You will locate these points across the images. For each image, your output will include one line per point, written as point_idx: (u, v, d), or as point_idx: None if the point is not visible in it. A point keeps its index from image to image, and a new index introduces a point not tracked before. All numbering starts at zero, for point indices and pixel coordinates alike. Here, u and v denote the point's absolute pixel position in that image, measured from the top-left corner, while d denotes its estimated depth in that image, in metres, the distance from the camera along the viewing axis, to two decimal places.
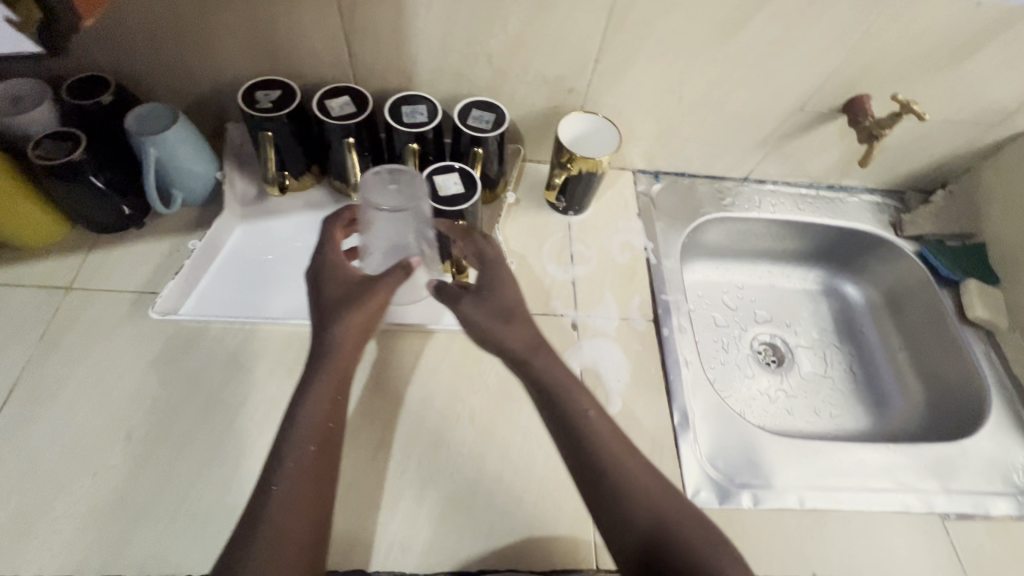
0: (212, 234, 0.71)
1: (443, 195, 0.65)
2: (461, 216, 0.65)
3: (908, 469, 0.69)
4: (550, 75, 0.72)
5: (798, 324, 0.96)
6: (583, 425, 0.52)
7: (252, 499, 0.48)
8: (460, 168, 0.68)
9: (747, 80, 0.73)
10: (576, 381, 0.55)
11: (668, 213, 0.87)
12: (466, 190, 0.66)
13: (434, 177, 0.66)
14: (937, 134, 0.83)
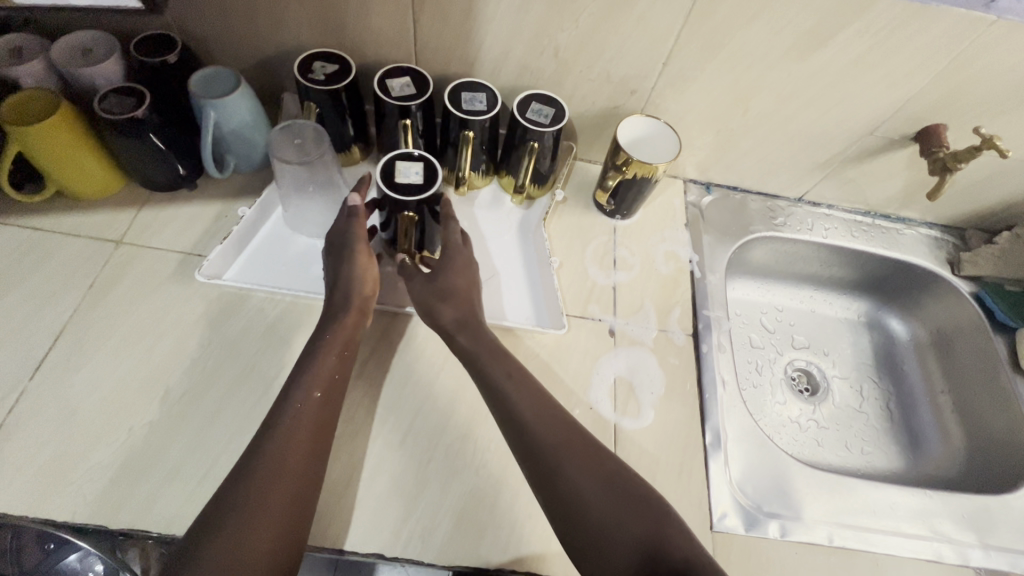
0: (261, 206, 0.71)
1: (395, 183, 0.61)
2: (405, 207, 0.61)
3: (946, 519, 0.66)
4: (615, 73, 0.71)
5: (836, 354, 0.93)
6: (502, 395, 0.57)
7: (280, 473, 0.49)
8: (424, 157, 0.64)
9: (819, 98, 0.71)
10: (503, 352, 0.61)
11: (717, 227, 0.85)
12: (421, 181, 0.61)
13: (395, 163, 0.63)
14: (1012, 173, 0.79)
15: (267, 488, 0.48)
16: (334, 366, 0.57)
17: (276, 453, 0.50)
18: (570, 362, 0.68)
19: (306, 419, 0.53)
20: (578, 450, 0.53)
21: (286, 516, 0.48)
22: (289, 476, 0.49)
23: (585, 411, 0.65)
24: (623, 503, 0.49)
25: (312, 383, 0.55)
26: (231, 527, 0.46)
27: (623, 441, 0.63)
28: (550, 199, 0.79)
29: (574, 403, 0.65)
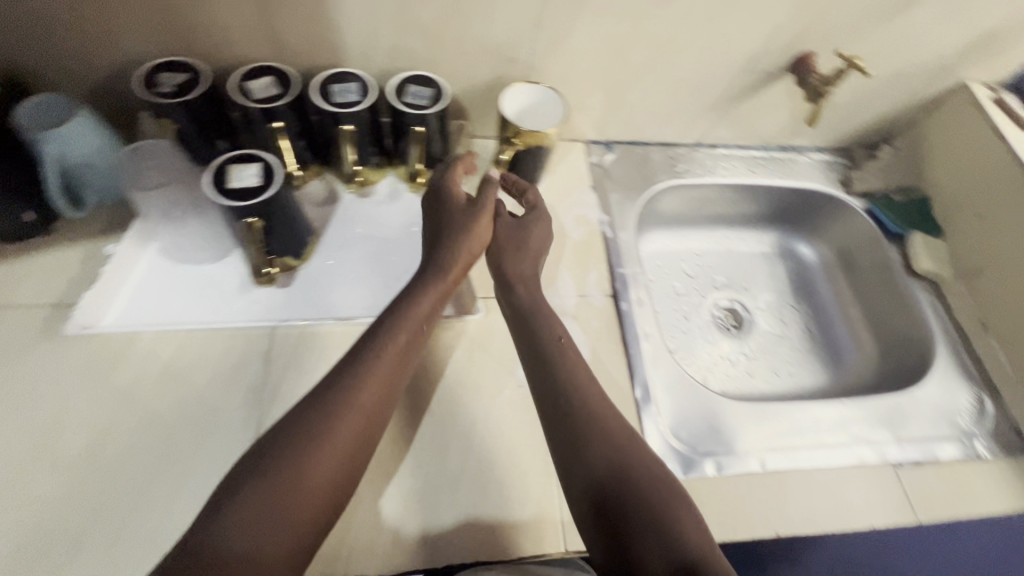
0: (126, 250, 0.64)
1: (229, 191, 0.55)
2: (247, 216, 0.56)
3: (863, 422, 0.70)
4: (489, 43, 0.68)
5: (755, 287, 0.97)
6: (554, 349, 0.59)
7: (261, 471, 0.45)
8: (265, 157, 0.58)
9: (693, 40, 0.71)
10: (551, 313, 0.63)
11: (622, 183, 0.85)
12: (256, 187, 0.56)
13: (230, 166, 0.57)
14: (882, 88, 0.83)
15: (325, 463, 0.46)
16: (402, 342, 0.54)
17: (341, 417, 0.48)
18: (494, 344, 0.67)
19: (371, 393, 0.50)
20: (637, 461, 0.51)
21: (326, 493, 0.46)
22: (345, 449, 0.48)
23: (514, 390, 0.64)
24: (676, 528, 0.47)
25: (380, 354, 0.52)
26: (280, 488, 0.44)
27: None
28: None
29: (502, 385, 0.64)
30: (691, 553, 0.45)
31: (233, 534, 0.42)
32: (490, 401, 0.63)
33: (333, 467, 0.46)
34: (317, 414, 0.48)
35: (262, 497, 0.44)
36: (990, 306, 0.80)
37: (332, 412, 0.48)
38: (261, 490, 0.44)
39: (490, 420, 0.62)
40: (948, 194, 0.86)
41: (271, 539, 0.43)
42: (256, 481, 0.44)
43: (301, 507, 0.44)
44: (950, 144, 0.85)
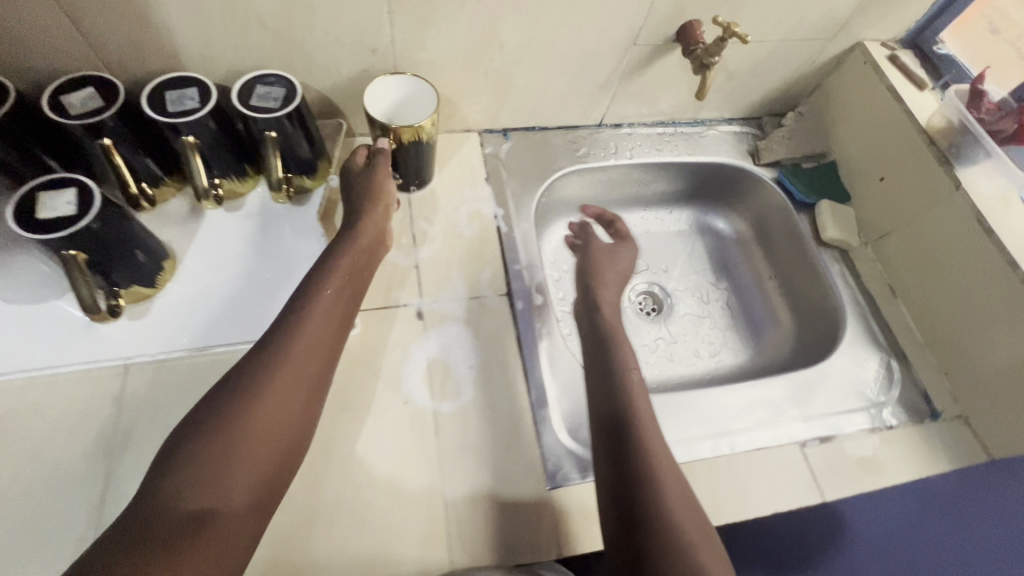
0: None
1: (38, 223, 0.50)
2: (66, 248, 0.51)
3: (771, 401, 0.69)
4: (343, 34, 0.62)
5: (674, 268, 0.94)
6: (626, 375, 0.59)
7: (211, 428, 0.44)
8: (81, 180, 0.52)
9: (567, 17, 0.66)
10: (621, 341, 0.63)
11: (520, 172, 0.80)
12: (70, 216, 0.50)
13: (38, 194, 0.51)
14: (779, 54, 0.80)
15: (267, 417, 0.46)
16: (332, 304, 0.54)
17: (284, 371, 0.48)
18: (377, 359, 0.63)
19: (311, 354, 0.50)
20: (674, 475, 0.50)
21: (271, 455, 0.45)
22: (288, 406, 0.47)
23: (399, 408, 0.60)
24: (670, 495, 0.49)
25: (313, 313, 0.52)
26: (226, 440, 0.43)
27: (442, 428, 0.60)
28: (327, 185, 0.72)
29: (385, 404, 0.60)
30: (677, 521, 0.47)
31: (176, 498, 0.40)
32: (372, 422, 0.59)
33: (276, 421, 0.46)
34: (254, 369, 0.48)
35: (220, 444, 0.43)
36: (900, 272, 0.78)
37: (274, 369, 0.48)
38: (210, 445, 0.43)
39: (370, 442, 0.58)
40: (855, 158, 0.83)
41: (220, 499, 0.42)
42: (213, 433, 0.44)
43: (244, 467, 0.43)
44: (852, 106, 0.83)
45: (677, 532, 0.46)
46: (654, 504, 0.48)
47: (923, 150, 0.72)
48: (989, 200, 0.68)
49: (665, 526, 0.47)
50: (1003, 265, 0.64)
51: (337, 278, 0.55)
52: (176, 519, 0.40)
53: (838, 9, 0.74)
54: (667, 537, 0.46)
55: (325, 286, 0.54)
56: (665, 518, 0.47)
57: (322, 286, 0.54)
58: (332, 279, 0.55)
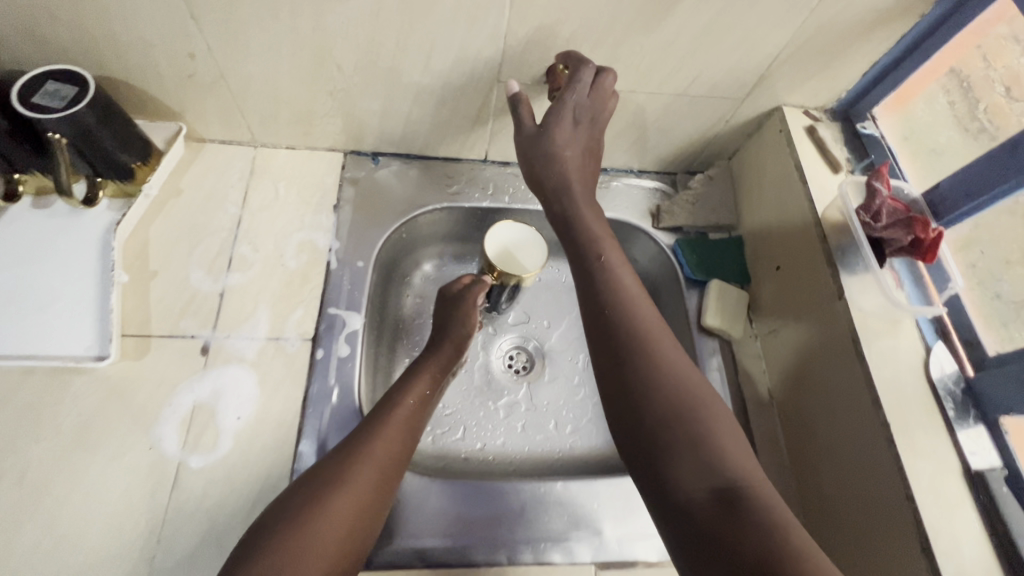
0: None
1: None
2: None
3: (574, 511, 0.61)
4: (150, 37, 0.56)
5: (559, 324, 0.84)
6: (616, 292, 0.53)
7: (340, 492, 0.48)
8: None
9: (409, 44, 0.59)
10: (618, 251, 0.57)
11: (376, 203, 0.74)
12: None
13: None
14: (684, 110, 0.70)
15: (358, 490, 0.49)
16: (412, 409, 0.57)
17: (370, 458, 0.51)
18: (137, 395, 0.57)
19: (392, 440, 0.53)
20: (710, 417, 0.46)
21: (356, 522, 0.47)
22: (373, 482, 0.50)
23: (141, 453, 0.55)
24: (701, 396, 0.47)
25: (396, 412, 0.56)
26: (311, 517, 0.45)
27: (181, 483, 0.54)
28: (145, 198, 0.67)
29: (126, 447, 0.55)
30: (717, 432, 0.45)
31: (297, 543, 0.44)
32: (104, 466, 0.54)
33: (366, 496, 0.49)
34: (354, 451, 0.51)
35: (327, 513, 0.46)
36: (779, 379, 0.67)
37: (361, 450, 0.51)
38: (296, 521, 0.45)
39: (94, 488, 0.53)
40: (758, 238, 0.73)
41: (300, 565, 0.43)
42: (312, 505, 0.46)
43: (326, 547, 0.44)
44: (762, 179, 0.73)
45: (724, 443, 0.45)
46: (676, 419, 0.45)
47: (815, 244, 0.62)
48: (874, 319, 0.57)
49: (706, 439, 0.44)
50: (867, 401, 0.54)
51: (415, 390, 0.59)
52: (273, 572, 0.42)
53: (745, 68, 0.64)
54: (714, 444, 0.44)
55: (404, 395, 0.58)
56: (698, 428, 0.45)
57: (410, 388, 0.59)
58: (415, 391, 0.59)
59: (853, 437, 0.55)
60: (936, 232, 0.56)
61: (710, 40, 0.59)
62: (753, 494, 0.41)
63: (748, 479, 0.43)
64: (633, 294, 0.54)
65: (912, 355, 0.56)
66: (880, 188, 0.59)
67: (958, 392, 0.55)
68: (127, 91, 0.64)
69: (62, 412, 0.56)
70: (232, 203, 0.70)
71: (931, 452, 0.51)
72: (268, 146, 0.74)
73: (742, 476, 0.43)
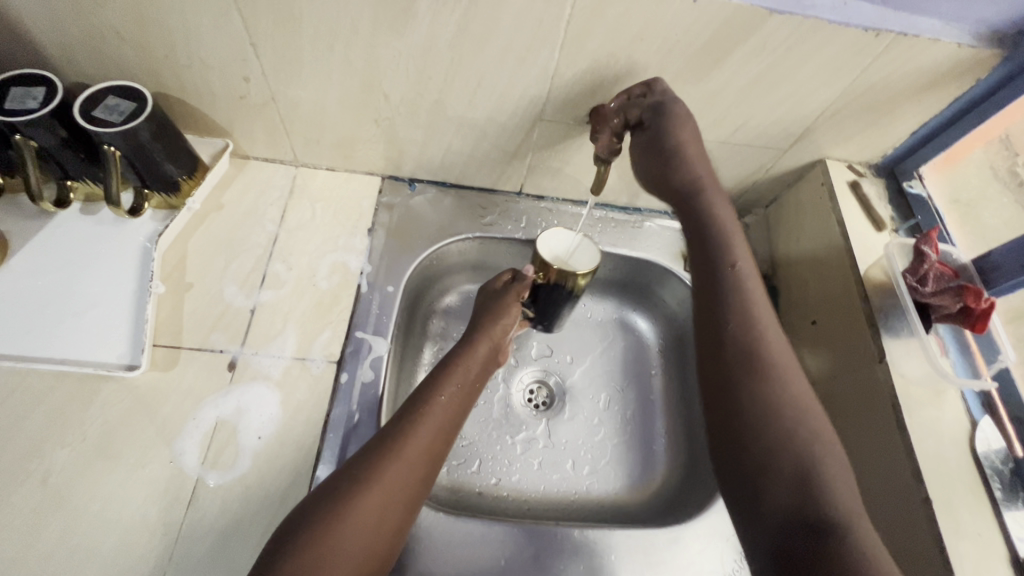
0: None
1: None
2: None
3: (589, 563, 0.59)
4: (210, 60, 0.58)
5: (582, 360, 0.83)
6: (730, 276, 0.53)
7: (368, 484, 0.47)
8: None
9: (456, 79, 0.60)
10: (739, 237, 0.57)
11: (411, 229, 0.74)
12: None
13: None
14: (724, 158, 0.70)
15: (386, 490, 0.48)
16: (446, 407, 0.55)
17: (402, 456, 0.50)
18: (163, 407, 0.58)
19: (422, 440, 0.52)
20: (804, 421, 0.46)
21: (380, 520, 0.47)
22: (400, 481, 0.49)
23: (161, 467, 0.55)
24: (807, 415, 0.46)
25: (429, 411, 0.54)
26: (339, 516, 0.45)
27: (197, 501, 0.54)
28: (187, 210, 0.68)
29: (147, 460, 0.55)
30: (821, 457, 0.44)
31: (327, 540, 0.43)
32: (124, 477, 0.54)
33: (392, 494, 0.48)
34: (385, 448, 0.50)
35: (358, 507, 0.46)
36: None
37: (391, 450, 0.50)
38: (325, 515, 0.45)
39: (112, 500, 0.53)
40: (794, 290, 0.72)
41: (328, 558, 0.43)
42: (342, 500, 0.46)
43: (354, 541, 0.45)
44: (801, 230, 0.72)
45: (816, 456, 0.44)
46: (786, 440, 0.45)
47: (856, 304, 0.60)
48: (918, 387, 0.55)
49: (806, 457, 0.44)
50: (909, 476, 0.51)
51: (449, 385, 0.57)
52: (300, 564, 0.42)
53: (791, 120, 0.63)
54: (818, 471, 0.43)
55: (438, 392, 0.56)
56: (800, 448, 0.44)
57: (446, 381, 0.58)
58: (447, 388, 0.57)
59: (887, 488, 0.54)
60: (989, 302, 0.54)
61: (757, 91, 0.59)
62: (852, 525, 0.40)
63: (836, 499, 0.42)
64: (753, 294, 0.53)
65: (956, 429, 0.54)
66: (929, 252, 0.58)
67: (1006, 471, 0.53)
68: (180, 107, 0.66)
69: (88, 419, 0.56)
70: (270, 220, 0.71)
71: (976, 535, 0.49)
72: (309, 165, 0.76)
73: (844, 510, 0.41)
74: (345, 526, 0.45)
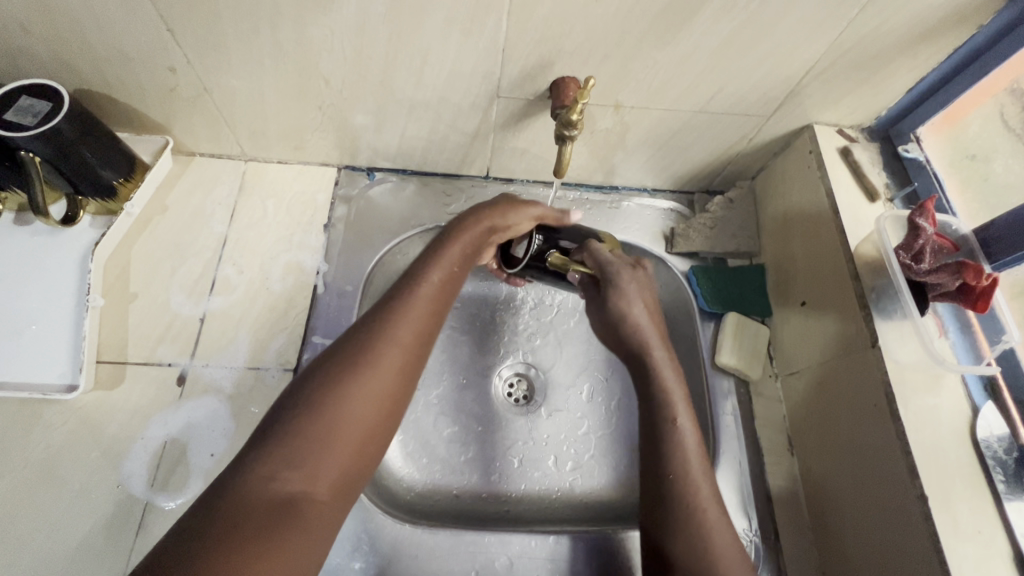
0: None
1: None
2: None
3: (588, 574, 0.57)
4: (127, 50, 0.53)
5: (563, 349, 0.78)
6: (661, 388, 0.53)
7: (363, 342, 0.45)
8: None
9: (399, 57, 0.54)
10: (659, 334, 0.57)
11: (369, 222, 0.70)
12: None
13: None
14: (703, 128, 0.64)
15: (359, 402, 0.42)
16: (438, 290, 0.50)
17: (374, 370, 0.44)
18: (109, 428, 0.55)
19: (398, 349, 0.45)
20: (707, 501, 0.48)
21: (376, 408, 0.43)
22: (382, 392, 0.44)
23: (107, 492, 0.52)
24: (721, 543, 0.46)
25: (408, 312, 0.48)
26: (311, 424, 0.40)
27: (146, 526, 0.51)
28: (126, 215, 0.63)
29: (93, 485, 0.52)
30: (712, 532, 0.46)
31: (273, 478, 0.38)
32: (68, 505, 0.51)
33: (388, 373, 0.44)
34: (348, 363, 0.44)
35: (352, 376, 0.43)
36: (801, 425, 0.61)
37: (385, 338, 0.45)
38: (331, 378, 0.43)
39: (56, 529, 0.50)
40: (783, 269, 0.67)
41: (321, 426, 0.40)
42: (343, 365, 0.43)
43: (348, 420, 0.42)
44: (790, 203, 0.66)
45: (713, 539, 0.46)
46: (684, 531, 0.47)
47: (846, 285, 0.56)
48: (913, 372, 0.51)
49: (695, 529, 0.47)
50: (903, 469, 0.48)
51: (444, 266, 0.51)
52: (287, 432, 0.40)
53: (772, 83, 0.57)
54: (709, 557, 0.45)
55: (431, 269, 0.51)
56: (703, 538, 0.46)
57: (426, 274, 0.50)
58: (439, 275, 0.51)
59: (876, 477, 0.51)
60: (990, 280, 0.49)
61: (732, 53, 0.53)
62: None
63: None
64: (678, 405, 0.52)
65: (955, 416, 0.50)
66: (925, 225, 0.53)
67: (1011, 461, 0.48)
68: (109, 104, 0.61)
69: (31, 443, 0.53)
70: (218, 221, 0.67)
71: (975, 533, 0.45)
72: (259, 159, 0.71)
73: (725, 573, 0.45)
74: (340, 386, 0.42)
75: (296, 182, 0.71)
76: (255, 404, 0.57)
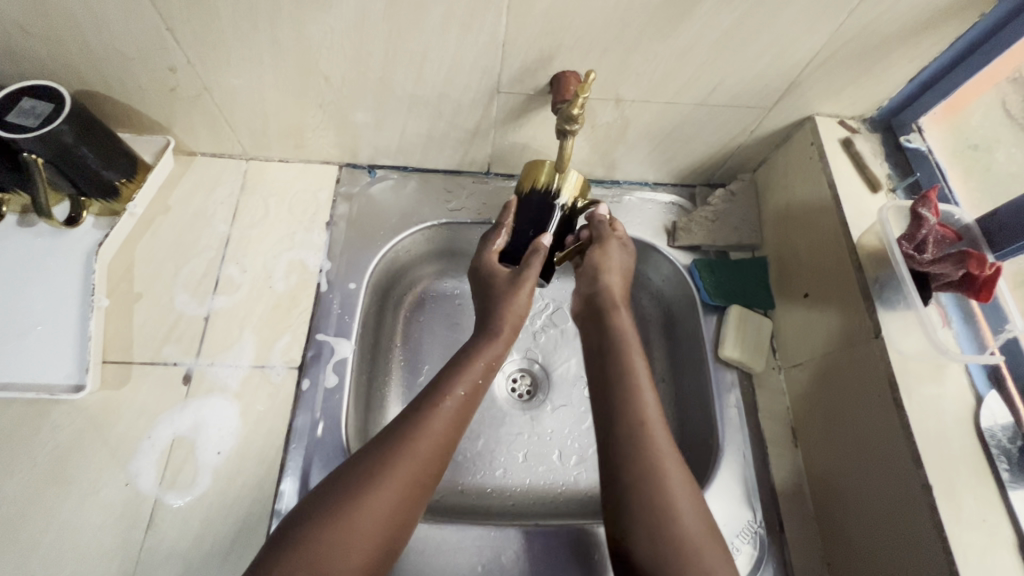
0: None
1: None
2: None
3: (564, 561, 0.57)
4: (127, 50, 0.53)
5: (566, 344, 0.79)
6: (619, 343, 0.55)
7: (380, 455, 0.45)
8: None
9: (398, 54, 0.54)
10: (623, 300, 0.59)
11: (371, 219, 0.70)
12: None
13: None
14: (704, 121, 0.64)
15: (376, 516, 0.42)
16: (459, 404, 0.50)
17: (390, 484, 0.44)
18: (116, 427, 0.55)
19: (417, 468, 0.45)
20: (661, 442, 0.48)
21: (390, 523, 0.43)
22: (399, 509, 0.44)
23: (116, 491, 0.52)
24: (674, 483, 0.46)
25: (429, 427, 0.47)
26: (327, 546, 0.40)
27: (154, 524, 0.51)
28: (129, 216, 0.63)
29: (102, 484, 0.53)
30: (664, 460, 0.47)
31: None
32: (77, 504, 0.52)
33: (410, 488, 0.45)
34: (367, 474, 0.44)
35: (370, 492, 0.43)
36: (804, 416, 0.61)
37: (402, 449, 0.45)
38: (350, 495, 0.43)
39: (66, 527, 0.51)
40: (785, 260, 0.67)
41: (336, 541, 0.40)
42: (362, 480, 0.43)
43: (363, 531, 0.42)
44: (791, 195, 0.66)
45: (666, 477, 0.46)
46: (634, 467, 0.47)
47: (849, 277, 0.56)
48: (917, 363, 0.51)
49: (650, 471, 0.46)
50: (907, 458, 0.48)
51: (468, 377, 0.52)
52: (302, 552, 0.40)
53: (772, 75, 0.57)
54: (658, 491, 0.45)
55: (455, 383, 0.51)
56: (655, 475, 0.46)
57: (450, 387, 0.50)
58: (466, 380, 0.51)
59: (880, 466, 0.51)
60: (994, 269, 0.49)
61: (733, 45, 0.53)
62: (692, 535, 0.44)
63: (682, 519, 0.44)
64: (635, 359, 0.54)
65: (959, 405, 0.50)
66: (928, 215, 0.53)
67: (1015, 450, 0.48)
68: (110, 105, 0.61)
69: (40, 444, 0.54)
70: (220, 220, 0.67)
71: (980, 522, 0.45)
72: (259, 159, 0.71)
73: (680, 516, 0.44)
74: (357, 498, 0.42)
75: (297, 181, 0.71)
76: (261, 401, 0.58)
